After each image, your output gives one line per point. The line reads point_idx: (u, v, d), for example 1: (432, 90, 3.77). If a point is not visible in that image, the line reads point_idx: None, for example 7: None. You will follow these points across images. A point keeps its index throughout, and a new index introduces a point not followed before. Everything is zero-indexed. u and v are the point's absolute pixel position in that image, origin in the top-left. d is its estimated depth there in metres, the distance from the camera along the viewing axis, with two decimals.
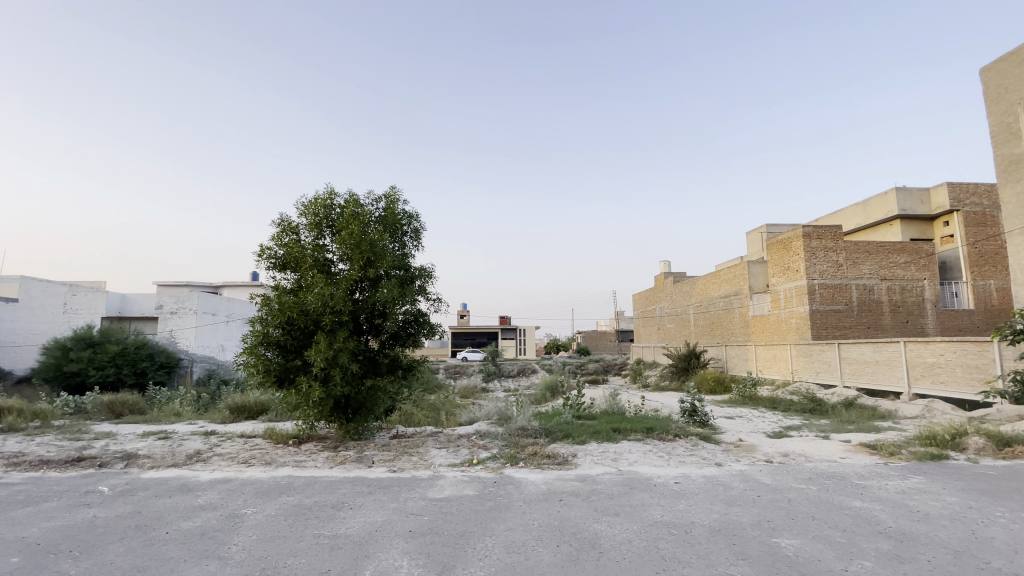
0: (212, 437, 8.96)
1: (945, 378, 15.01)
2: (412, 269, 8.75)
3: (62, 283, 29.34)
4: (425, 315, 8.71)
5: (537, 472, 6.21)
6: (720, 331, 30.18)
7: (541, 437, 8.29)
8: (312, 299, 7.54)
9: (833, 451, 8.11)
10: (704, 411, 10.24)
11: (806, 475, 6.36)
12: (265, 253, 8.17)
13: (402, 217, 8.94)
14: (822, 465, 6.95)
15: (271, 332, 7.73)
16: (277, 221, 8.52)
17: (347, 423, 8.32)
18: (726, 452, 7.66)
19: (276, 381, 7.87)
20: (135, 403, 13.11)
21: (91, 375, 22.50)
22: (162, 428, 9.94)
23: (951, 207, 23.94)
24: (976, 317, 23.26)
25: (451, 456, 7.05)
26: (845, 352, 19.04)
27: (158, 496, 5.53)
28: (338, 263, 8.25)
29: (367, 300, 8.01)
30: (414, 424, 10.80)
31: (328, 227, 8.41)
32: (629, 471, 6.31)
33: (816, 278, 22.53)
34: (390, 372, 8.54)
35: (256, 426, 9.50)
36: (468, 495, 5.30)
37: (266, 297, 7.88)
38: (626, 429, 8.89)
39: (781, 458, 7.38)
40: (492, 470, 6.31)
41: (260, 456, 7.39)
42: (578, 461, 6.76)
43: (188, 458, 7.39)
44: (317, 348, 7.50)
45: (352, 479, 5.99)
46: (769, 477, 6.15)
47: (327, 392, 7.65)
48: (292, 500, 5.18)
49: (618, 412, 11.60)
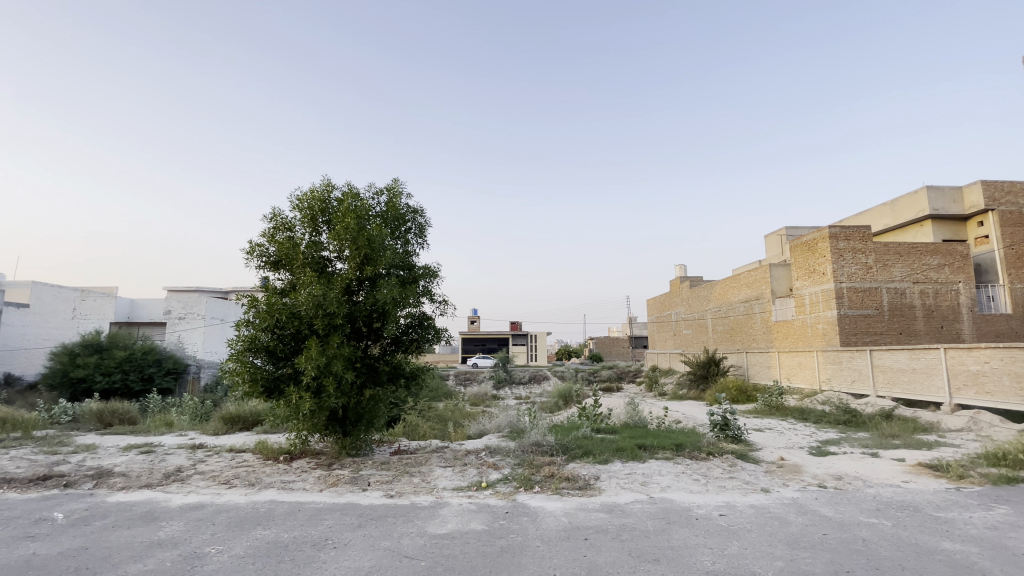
0: (197, 451, 8.23)
1: (991, 388, 13.84)
2: (415, 268, 7.98)
3: (73, 288, 29.35)
4: (430, 318, 7.96)
5: (556, 500, 5.35)
6: (739, 337, 29.01)
7: (558, 455, 7.41)
8: (303, 302, 6.75)
9: (892, 473, 7.10)
10: (737, 425, 9.31)
11: (872, 505, 5.42)
12: (256, 251, 7.43)
13: (405, 213, 8.19)
14: (886, 492, 5.98)
15: (260, 337, 6.99)
16: (266, 217, 7.77)
17: (344, 437, 7.53)
18: (770, 474, 6.71)
19: (264, 392, 7.09)
20: (126, 412, 12.44)
21: (97, 381, 21.96)
22: (148, 440, 9.24)
23: (986, 206, 22.61)
24: (1014, 323, 21.99)
25: (457, 478, 6.20)
26: (878, 359, 17.90)
27: (116, 529, 4.77)
28: (336, 262, 7.49)
29: (365, 302, 7.23)
30: (419, 436, 9.96)
31: (325, 222, 7.66)
32: (662, 499, 5.43)
33: (844, 281, 21.40)
34: (393, 381, 7.75)
35: (246, 439, 8.75)
36: (475, 530, 4.45)
37: (253, 298, 7.11)
38: (653, 446, 7.98)
39: (835, 482, 6.42)
40: (504, 496, 5.46)
41: (244, 476, 6.60)
42: (602, 486, 5.89)
43: (166, 477, 6.66)
44: (307, 355, 6.69)
45: (343, 507, 5.17)
46: (830, 509, 5.21)
47: (320, 404, 6.86)
48: (266, 536, 4.37)
49: (640, 425, 10.70)
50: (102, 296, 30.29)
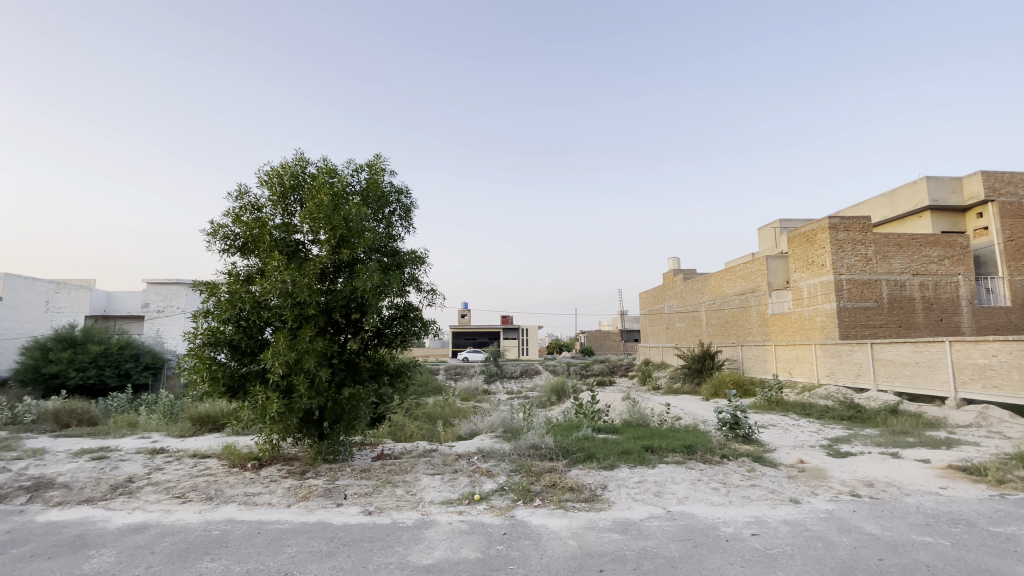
0: (157, 457, 7.38)
1: (998, 382, 13.35)
2: (400, 253, 7.18)
3: (48, 280, 28.07)
4: (416, 309, 7.19)
5: (561, 516, 4.65)
6: (735, 330, 28.54)
7: (558, 460, 6.69)
8: (270, 290, 5.91)
9: (924, 477, 6.47)
10: (748, 423, 8.66)
11: (919, 519, 4.80)
12: (218, 233, 6.56)
13: (388, 192, 7.38)
14: (929, 502, 5.35)
15: (221, 328, 6.15)
16: (231, 194, 6.89)
17: (321, 441, 6.75)
18: (794, 481, 6.06)
19: (228, 391, 6.26)
20: (86, 412, 11.44)
21: (70, 377, 20.78)
22: (105, 445, 8.33)
23: (986, 197, 22.24)
24: (1014, 316, 21.67)
25: (447, 489, 5.45)
26: (880, 353, 17.44)
27: (34, 559, 3.95)
28: (311, 246, 6.65)
29: (343, 291, 6.39)
30: (404, 437, 9.17)
31: (296, 201, 6.81)
32: (682, 514, 4.74)
33: (843, 273, 20.90)
34: (375, 379, 6.98)
35: (213, 443, 7.91)
36: (468, 559, 3.71)
37: (212, 286, 6.23)
38: (661, 449, 7.29)
39: (867, 490, 5.78)
40: (500, 512, 4.73)
41: (203, 487, 5.80)
42: (612, 499, 5.17)
43: (112, 491, 5.84)
44: (274, 350, 5.84)
45: (311, 529, 4.40)
46: (875, 525, 4.56)
47: (290, 406, 6.02)
48: (212, 570, 3.58)
49: (641, 423, 10.01)
50: (78, 288, 29.01)
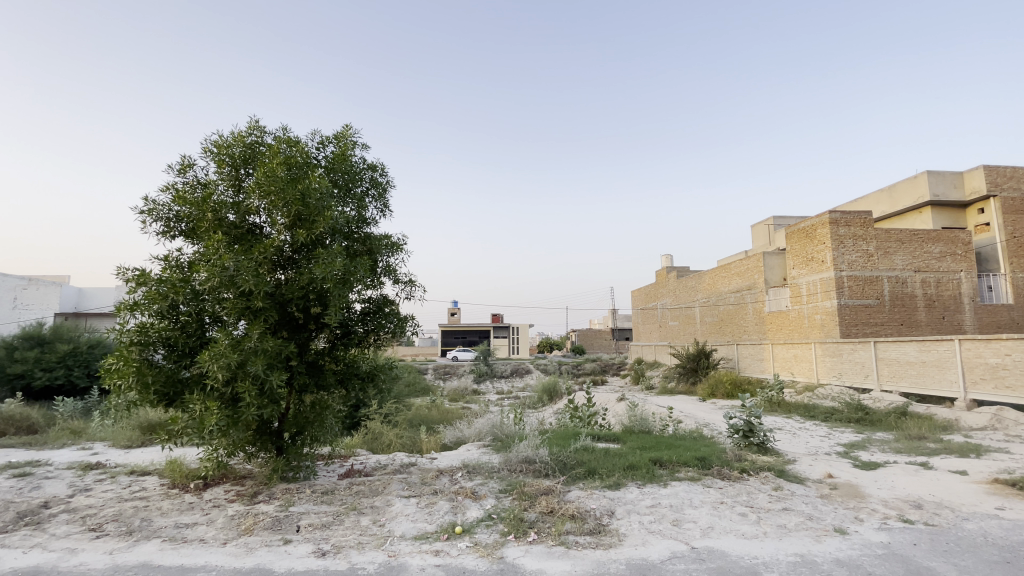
0: (89, 474, 6.36)
1: (1011, 382, 12.66)
2: (372, 237, 6.22)
3: (19, 276, 26.78)
4: (392, 304, 6.23)
5: (560, 557, 3.72)
6: (730, 328, 27.88)
7: (554, 477, 5.79)
8: (210, 277, 4.93)
9: (974, 495, 5.64)
10: (763, 431, 7.80)
11: (995, 556, 3.97)
12: (154, 212, 5.54)
13: (359, 168, 6.39)
14: (994, 530, 4.53)
15: (153, 324, 5.16)
16: (172, 168, 5.87)
17: (278, 456, 5.77)
18: (829, 501, 5.21)
19: (162, 398, 5.26)
20: (27, 419, 10.24)
21: (36, 378, 19.33)
22: (32, 459, 7.23)
23: (987, 191, 21.75)
24: (1016, 313, 21.16)
25: (423, 519, 4.49)
26: (884, 351, 16.78)
27: None
28: (266, 227, 5.68)
29: (299, 280, 5.39)
30: (381, 447, 8.22)
31: (248, 176, 5.81)
32: (713, 554, 3.81)
33: (844, 269, 20.22)
34: (343, 384, 6.04)
35: (158, 458, 6.88)
36: None
37: (142, 274, 5.21)
38: (670, 462, 6.41)
39: (917, 513, 4.94)
40: (486, 552, 3.80)
41: (128, 516, 4.80)
42: (621, 530, 4.26)
43: (17, 521, 4.80)
44: (213, 351, 4.86)
45: None
46: (948, 567, 3.70)
47: (235, 417, 5.04)
48: None
49: (643, 429, 9.15)
50: (49, 283, 27.56)
